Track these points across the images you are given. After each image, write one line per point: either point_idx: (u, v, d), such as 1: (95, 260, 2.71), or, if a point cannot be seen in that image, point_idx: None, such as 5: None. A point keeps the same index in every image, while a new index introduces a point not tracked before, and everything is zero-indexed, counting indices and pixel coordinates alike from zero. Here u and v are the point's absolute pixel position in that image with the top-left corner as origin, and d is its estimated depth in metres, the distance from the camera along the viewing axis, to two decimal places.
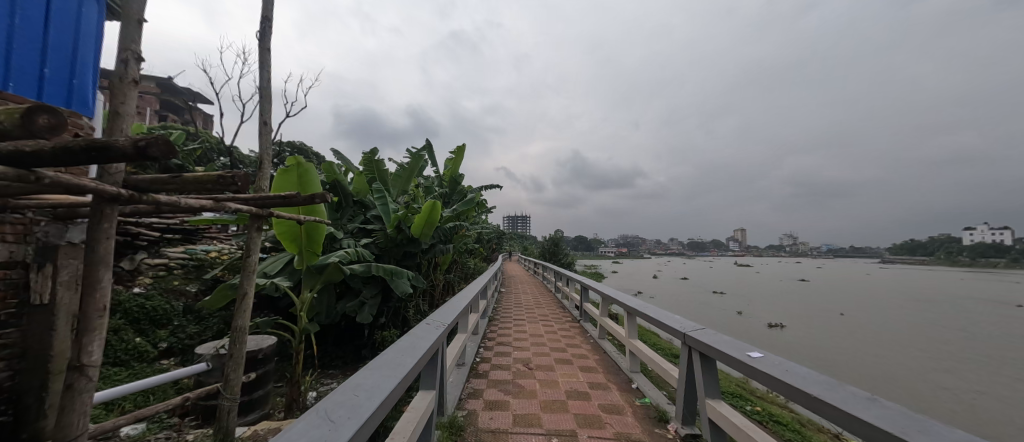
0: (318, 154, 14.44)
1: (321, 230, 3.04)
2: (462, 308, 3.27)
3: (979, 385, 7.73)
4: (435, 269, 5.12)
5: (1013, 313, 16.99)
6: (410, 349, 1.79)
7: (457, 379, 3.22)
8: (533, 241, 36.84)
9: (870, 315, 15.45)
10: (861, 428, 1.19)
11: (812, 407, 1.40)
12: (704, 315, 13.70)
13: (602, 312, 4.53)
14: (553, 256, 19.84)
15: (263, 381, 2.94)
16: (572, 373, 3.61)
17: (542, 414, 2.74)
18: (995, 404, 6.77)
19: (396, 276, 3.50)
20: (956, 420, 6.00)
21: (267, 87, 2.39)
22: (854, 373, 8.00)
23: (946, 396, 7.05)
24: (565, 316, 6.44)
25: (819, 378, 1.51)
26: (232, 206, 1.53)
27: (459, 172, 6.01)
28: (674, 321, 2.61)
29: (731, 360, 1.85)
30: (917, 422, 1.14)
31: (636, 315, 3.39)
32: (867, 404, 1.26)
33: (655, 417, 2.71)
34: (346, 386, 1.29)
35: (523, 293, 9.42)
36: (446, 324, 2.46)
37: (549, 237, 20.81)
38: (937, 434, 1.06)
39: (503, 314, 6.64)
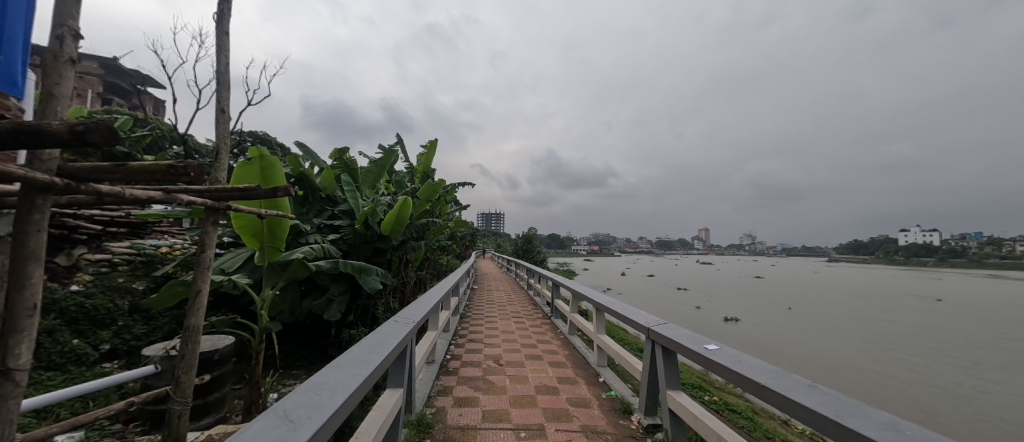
0: (283, 146, 13.83)
1: (284, 225, 2.93)
2: (433, 305, 3.24)
3: (906, 372, 8.54)
4: (406, 266, 5.04)
5: (937, 307, 18.82)
6: (377, 347, 1.76)
7: (426, 377, 3.20)
8: (506, 238, 37.11)
9: (817, 309, 16.65)
10: (802, 413, 1.29)
11: (760, 394, 1.50)
12: (669, 311, 14.26)
13: (572, 308, 4.61)
14: (526, 254, 20.05)
15: (218, 384, 2.79)
16: (542, 369, 3.67)
17: (511, 409, 2.77)
18: (919, 389, 7.49)
19: (365, 273, 3.40)
20: (884, 403, 6.60)
21: (225, 73, 2.25)
22: (801, 362, 8.60)
23: (880, 382, 7.71)
24: (536, 312, 6.52)
25: (768, 368, 1.62)
26: (185, 198, 1.44)
27: (432, 167, 5.91)
28: (640, 316, 2.70)
29: (690, 353, 1.95)
30: (849, 405, 1.25)
31: (605, 311, 3.48)
32: (808, 391, 1.37)
33: (620, 409, 2.81)
34: (309, 385, 1.26)
35: (495, 290, 9.43)
36: (415, 321, 2.42)
37: (522, 234, 20.99)
38: (865, 416, 1.17)
39: (475, 311, 6.63)
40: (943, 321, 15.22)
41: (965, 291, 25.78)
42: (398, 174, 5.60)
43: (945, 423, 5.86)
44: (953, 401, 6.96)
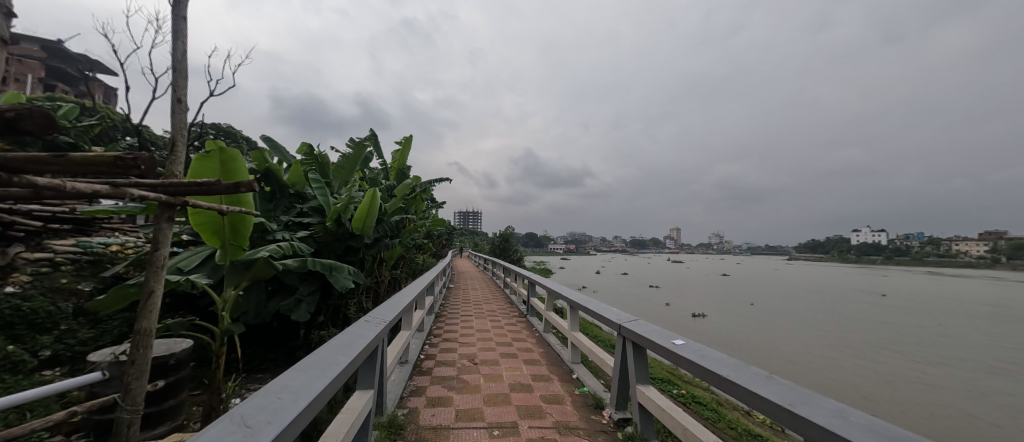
0: (248, 140, 13.20)
1: (248, 222, 2.80)
2: (406, 304, 3.19)
3: (853, 362, 9.16)
4: (380, 265, 4.93)
5: (884, 302, 20.30)
6: (345, 347, 1.71)
7: (398, 377, 3.14)
8: (483, 237, 37.10)
9: (778, 305, 17.61)
10: (759, 402, 1.36)
11: (722, 386, 1.56)
12: (641, 308, 14.67)
13: (547, 306, 4.65)
14: (503, 253, 20.11)
15: (174, 390, 2.63)
16: (516, 367, 3.68)
17: (484, 408, 2.76)
18: (862, 377, 8.06)
19: (335, 272, 3.30)
20: (830, 390, 7.07)
21: (182, 61, 2.12)
22: (759, 354, 9.08)
23: (829, 372, 8.22)
24: (512, 311, 6.54)
25: (729, 361, 1.70)
26: (136, 193, 1.35)
27: (407, 164, 5.81)
28: (612, 313, 2.76)
29: (658, 348, 2.01)
30: (800, 394, 1.32)
31: (579, 309, 3.54)
32: (765, 382, 1.45)
33: (592, 404, 2.87)
34: (270, 388, 1.21)
35: (471, 289, 9.40)
36: (387, 321, 2.37)
37: (498, 233, 21.03)
38: (815, 404, 1.24)
39: (451, 310, 6.58)
40: (888, 314, 16.44)
41: (908, 287, 27.92)
42: (371, 171, 5.46)
43: (880, 409, 6.36)
44: (891, 389, 7.54)
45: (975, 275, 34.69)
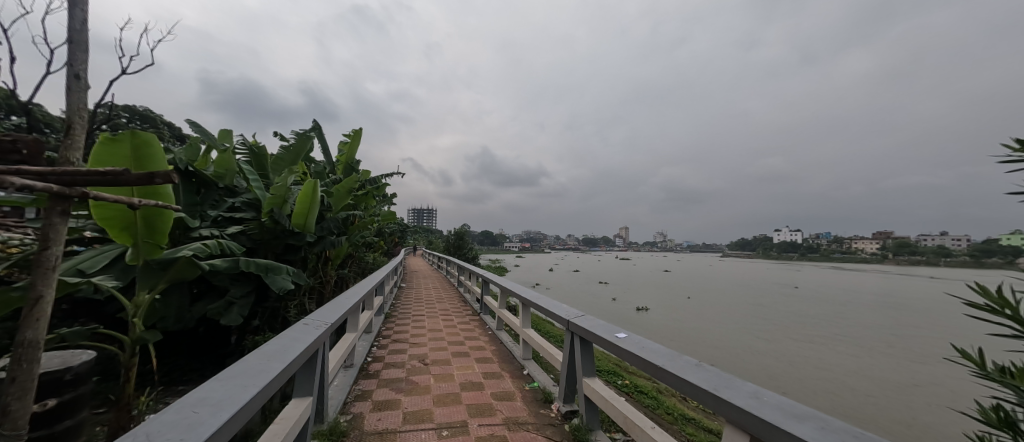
0: (170, 127, 11.78)
1: (166, 217, 2.51)
2: (352, 305, 3.04)
3: (770, 347, 10.24)
4: (325, 264, 4.65)
5: (799, 293, 22.91)
6: (280, 353, 1.59)
7: (342, 382, 2.99)
8: (437, 235, 36.51)
9: (712, 298, 19.18)
10: (688, 388, 1.48)
11: (657, 375, 1.68)
12: (591, 304, 15.26)
13: (500, 304, 4.66)
14: (458, 250, 19.99)
15: (71, 409, 2.28)
16: (468, 365, 3.66)
17: (434, 409, 2.71)
18: (775, 361, 9.04)
19: (272, 273, 3.05)
20: (746, 373, 7.87)
21: (80, 30, 1.83)
22: (691, 344, 9.85)
23: (749, 358, 9.13)
24: (465, 309, 6.49)
25: (664, 351, 1.82)
26: (17, 181, 1.14)
27: (356, 158, 5.53)
28: (561, 309, 2.84)
29: (603, 342, 2.11)
30: (723, 379, 1.46)
31: (530, 306, 3.60)
32: (695, 369, 1.57)
33: (541, 399, 2.94)
34: (186, 402, 1.09)
35: (424, 288, 9.18)
36: (329, 323, 2.24)
37: (454, 230, 20.87)
38: (736, 387, 1.37)
39: (402, 310, 6.39)
40: (800, 304, 18.60)
41: (818, 280, 31.74)
42: (316, 164, 5.13)
43: (785, 387, 7.17)
44: (797, 369, 8.53)
45: (869, 269, 40.27)
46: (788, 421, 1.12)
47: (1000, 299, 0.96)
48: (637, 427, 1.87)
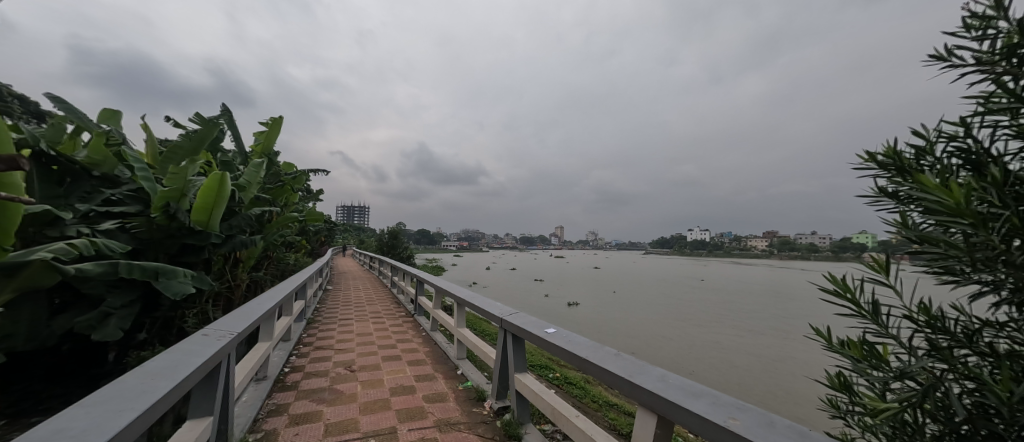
0: (21, 100, 9.57)
1: (14, 212, 2.07)
2: (267, 311, 2.75)
3: (681, 334, 11.43)
4: (234, 265, 4.14)
5: (706, 285, 25.89)
6: (172, 369, 1.38)
7: (252, 396, 2.69)
8: (369, 234, 34.61)
9: (635, 292, 20.86)
10: (607, 376, 1.60)
11: (581, 365, 1.79)
12: (526, 300, 15.66)
13: (434, 304, 4.56)
14: (392, 250, 19.20)
15: None
16: (399, 369, 3.52)
17: (360, 417, 2.57)
18: (684, 346, 10.11)
19: (165, 277, 2.64)
20: (659, 359, 8.65)
21: None
22: (615, 335, 10.59)
23: (663, 344, 10.09)
24: (398, 311, 6.24)
25: (586, 343, 1.95)
26: None
27: (273, 147, 5.00)
28: (494, 308, 2.87)
29: (533, 337, 2.18)
30: (637, 365, 1.60)
31: (465, 305, 3.58)
32: (615, 358, 1.70)
33: (475, 397, 2.95)
34: (38, 438, 0.90)
35: (353, 290, 8.64)
36: (236, 332, 2.00)
37: (388, 228, 20.00)
38: (647, 372, 1.52)
39: (327, 314, 5.95)
40: (707, 295, 21.11)
41: (722, 274, 36.11)
42: (223, 152, 4.54)
43: (692, 370, 8.04)
44: (702, 352, 9.62)
45: (761, 263, 46.91)
46: (686, 399, 1.26)
47: (843, 285, 1.17)
48: (564, 417, 1.96)
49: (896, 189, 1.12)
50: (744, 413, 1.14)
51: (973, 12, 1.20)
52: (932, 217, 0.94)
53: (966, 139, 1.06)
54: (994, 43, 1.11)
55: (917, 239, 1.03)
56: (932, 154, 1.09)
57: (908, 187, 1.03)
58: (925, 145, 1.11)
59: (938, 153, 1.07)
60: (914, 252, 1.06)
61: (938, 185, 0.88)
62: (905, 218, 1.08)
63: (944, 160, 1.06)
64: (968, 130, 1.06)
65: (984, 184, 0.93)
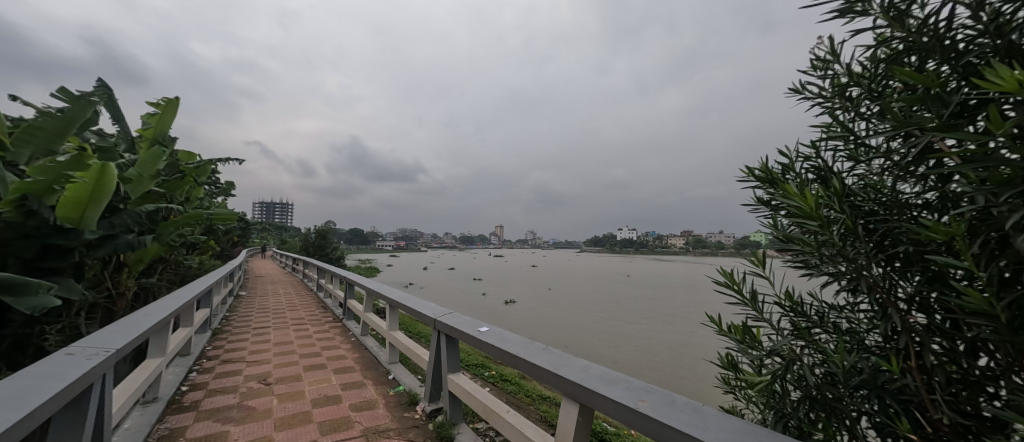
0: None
1: None
2: (159, 322, 2.39)
3: (610, 327, 12.21)
4: (116, 270, 3.51)
5: (632, 281, 28.01)
6: (19, 399, 1.13)
7: (138, 421, 2.31)
8: (293, 233, 31.66)
9: (570, 289, 21.83)
10: (535, 370, 1.65)
11: (511, 361, 1.82)
12: (464, 300, 15.52)
13: (365, 307, 4.33)
14: (319, 250, 17.82)
15: None
16: (323, 379, 3.28)
17: (274, 434, 2.35)
18: (612, 338, 10.80)
19: (19, 290, 2.15)
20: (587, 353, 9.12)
21: None
22: (549, 332, 10.93)
23: (593, 337, 10.69)
24: (324, 316, 5.81)
25: (517, 339, 2.00)
26: None
27: (168, 133, 4.32)
28: (428, 309, 2.81)
29: (465, 337, 2.18)
30: (563, 358, 1.68)
31: (397, 307, 3.45)
32: (543, 353, 1.76)
33: (406, 402, 2.86)
34: None
35: (271, 295, 7.85)
36: (116, 348, 1.71)
37: (314, 227, 18.49)
38: (570, 364, 1.60)
39: (238, 323, 5.32)
40: (632, 289, 22.90)
41: (646, 270, 39.28)
42: (100, 136, 3.81)
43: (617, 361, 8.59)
44: (627, 343, 10.37)
45: (678, 260, 51.97)
46: (604, 387, 1.36)
47: (731, 278, 1.35)
48: (495, 413, 1.99)
49: (769, 198, 1.32)
50: (651, 395, 1.26)
51: (816, 57, 1.47)
52: (794, 220, 1.13)
53: (816, 159, 1.28)
54: (831, 83, 1.37)
55: (783, 239, 1.22)
56: (794, 170, 1.31)
57: (777, 196, 1.22)
58: (789, 162, 1.33)
59: (798, 170, 1.29)
60: (781, 250, 1.26)
61: (797, 193, 1.05)
62: (775, 222, 1.28)
63: (802, 175, 1.27)
64: (818, 152, 1.28)
65: (828, 194, 1.13)
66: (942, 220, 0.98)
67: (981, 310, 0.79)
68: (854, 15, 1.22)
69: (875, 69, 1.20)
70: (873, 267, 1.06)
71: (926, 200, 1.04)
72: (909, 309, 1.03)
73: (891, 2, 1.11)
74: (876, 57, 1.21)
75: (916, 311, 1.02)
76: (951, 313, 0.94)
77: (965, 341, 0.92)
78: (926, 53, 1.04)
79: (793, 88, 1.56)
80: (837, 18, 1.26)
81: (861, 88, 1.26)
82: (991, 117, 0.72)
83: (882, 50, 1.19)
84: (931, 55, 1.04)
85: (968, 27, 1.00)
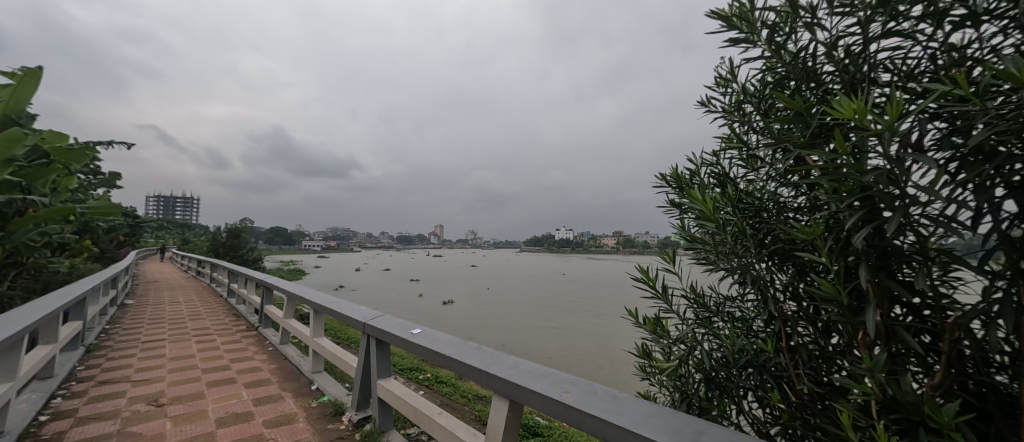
0: None
1: None
2: (8, 340, 1.94)
3: (545, 324, 12.59)
4: None
5: (567, 279, 29.25)
6: None
7: None
8: (198, 232, 27.88)
9: (508, 288, 22.14)
10: (468, 370, 1.64)
11: (444, 363, 1.79)
12: (400, 303, 14.95)
13: (285, 313, 3.95)
14: (231, 251, 15.88)
15: None
16: (232, 394, 2.93)
17: None
18: (546, 335, 11.16)
19: None
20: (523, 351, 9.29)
21: None
22: (486, 332, 10.94)
23: (529, 335, 10.95)
24: (235, 324, 5.19)
25: (450, 340, 1.97)
26: None
27: (27, 110, 3.54)
28: (358, 312, 2.65)
29: (397, 340, 2.10)
30: (496, 357, 1.69)
31: (323, 312, 3.20)
32: (476, 353, 1.76)
33: (331, 412, 2.67)
34: None
35: (168, 302, 6.82)
36: None
37: (226, 225, 16.46)
38: (503, 362, 1.62)
39: (123, 336, 4.53)
40: (566, 287, 23.85)
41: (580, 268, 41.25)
42: None
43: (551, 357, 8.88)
44: (560, 339, 10.77)
45: (610, 259, 55.42)
46: (533, 382, 1.40)
47: (646, 275, 1.47)
48: (426, 416, 1.95)
49: (679, 201, 1.46)
50: (576, 386, 1.32)
51: (718, 76, 1.66)
52: (697, 221, 1.27)
53: (717, 167, 1.45)
54: (730, 99, 1.56)
55: (688, 239, 1.36)
56: (699, 176, 1.46)
57: (684, 201, 1.36)
58: (695, 169, 1.49)
59: (702, 176, 1.45)
60: (687, 248, 1.41)
61: (699, 197, 1.18)
62: (682, 224, 1.42)
63: (705, 181, 1.43)
64: (718, 161, 1.45)
65: (724, 198, 1.29)
66: (808, 221, 1.17)
67: (831, 296, 0.96)
68: (746, 45, 1.41)
69: (762, 91, 1.39)
70: (758, 262, 1.22)
71: (798, 204, 1.22)
72: (784, 298, 1.21)
73: (773, 36, 1.30)
74: (762, 80, 1.40)
75: (789, 299, 1.20)
76: (813, 300, 1.13)
77: (822, 323, 1.11)
78: (799, 81, 1.24)
79: (701, 102, 1.74)
80: (734, 45, 1.44)
81: (752, 106, 1.45)
82: (837, 138, 0.88)
83: (767, 75, 1.38)
84: (802, 84, 1.23)
85: (827, 63, 1.20)
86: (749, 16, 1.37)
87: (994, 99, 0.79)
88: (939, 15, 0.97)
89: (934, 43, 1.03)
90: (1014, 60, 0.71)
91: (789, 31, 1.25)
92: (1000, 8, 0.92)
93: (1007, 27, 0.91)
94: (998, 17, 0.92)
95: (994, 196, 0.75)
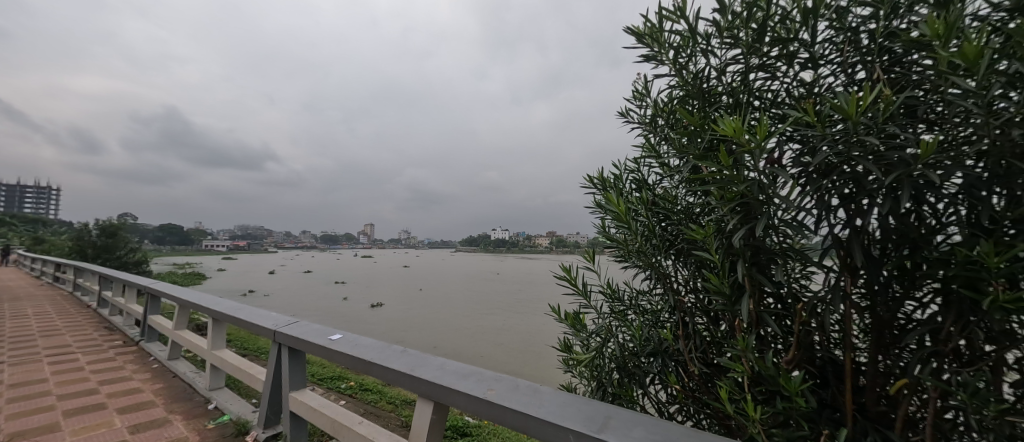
0: None
1: None
2: None
3: (477, 324, 12.60)
4: None
5: (500, 279, 29.60)
6: None
7: None
8: (56, 230, 22.80)
9: (441, 289, 21.70)
10: (390, 374, 1.57)
11: (365, 368, 1.70)
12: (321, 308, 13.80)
13: (176, 324, 3.41)
14: (103, 253, 13.25)
15: None
16: (101, 422, 2.45)
17: None
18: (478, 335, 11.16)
19: None
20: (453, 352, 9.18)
21: None
22: (415, 334, 10.60)
23: (460, 335, 10.85)
24: (108, 339, 4.35)
25: (373, 345, 1.87)
26: None
27: None
28: (268, 319, 2.39)
29: (313, 347, 1.94)
30: (421, 359, 1.64)
31: (225, 320, 2.83)
32: (400, 356, 1.69)
33: (233, 433, 2.37)
34: None
35: (7, 316, 5.47)
36: None
37: (96, 222, 13.69)
38: (428, 364, 1.58)
39: None
40: (499, 286, 24.15)
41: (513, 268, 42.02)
42: None
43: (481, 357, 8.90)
44: (491, 339, 10.85)
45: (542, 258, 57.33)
46: (458, 382, 1.39)
47: (569, 273, 1.55)
48: (344, 427, 1.82)
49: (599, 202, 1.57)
50: (500, 383, 1.35)
51: (635, 90, 1.81)
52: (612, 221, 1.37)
53: (632, 172, 1.59)
54: (644, 111, 1.71)
55: (607, 238, 1.47)
56: (616, 180, 1.59)
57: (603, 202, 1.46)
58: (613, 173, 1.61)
59: (619, 180, 1.57)
60: (605, 246, 1.51)
61: None
62: (602, 224, 1.52)
63: (621, 185, 1.56)
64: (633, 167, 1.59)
65: (637, 201, 1.41)
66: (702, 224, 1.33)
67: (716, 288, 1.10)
68: (656, 62, 1.55)
69: (669, 106, 1.54)
70: (663, 260, 1.36)
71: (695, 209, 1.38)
72: (683, 291, 1.36)
73: (677, 57, 1.45)
74: (668, 96, 1.56)
75: (687, 292, 1.35)
76: (705, 293, 1.28)
77: (711, 312, 1.27)
78: (696, 99, 1.40)
79: (621, 113, 1.89)
80: (647, 62, 1.58)
81: (661, 118, 1.61)
82: (722, 152, 1.01)
83: (673, 91, 1.54)
84: (698, 101, 1.40)
85: (717, 86, 1.38)
86: (658, 36, 1.51)
87: (830, 126, 0.97)
88: (792, 55, 1.17)
89: (789, 78, 1.24)
90: (843, 96, 0.89)
91: (689, 54, 1.41)
92: (830, 54, 1.14)
93: (836, 70, 1.12)
94: (830, 63, 1.14)
95: (830, 205, 0.93)
